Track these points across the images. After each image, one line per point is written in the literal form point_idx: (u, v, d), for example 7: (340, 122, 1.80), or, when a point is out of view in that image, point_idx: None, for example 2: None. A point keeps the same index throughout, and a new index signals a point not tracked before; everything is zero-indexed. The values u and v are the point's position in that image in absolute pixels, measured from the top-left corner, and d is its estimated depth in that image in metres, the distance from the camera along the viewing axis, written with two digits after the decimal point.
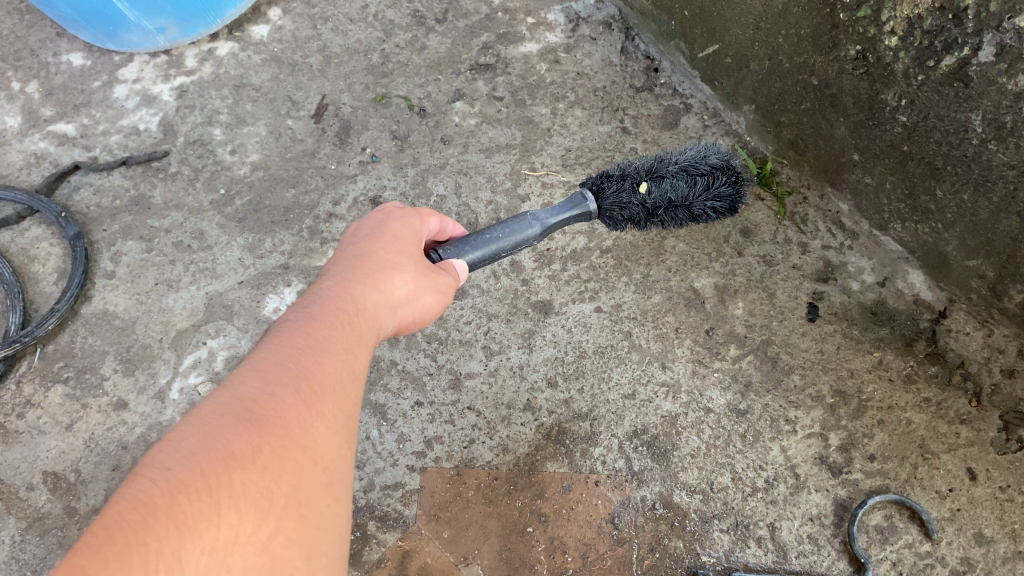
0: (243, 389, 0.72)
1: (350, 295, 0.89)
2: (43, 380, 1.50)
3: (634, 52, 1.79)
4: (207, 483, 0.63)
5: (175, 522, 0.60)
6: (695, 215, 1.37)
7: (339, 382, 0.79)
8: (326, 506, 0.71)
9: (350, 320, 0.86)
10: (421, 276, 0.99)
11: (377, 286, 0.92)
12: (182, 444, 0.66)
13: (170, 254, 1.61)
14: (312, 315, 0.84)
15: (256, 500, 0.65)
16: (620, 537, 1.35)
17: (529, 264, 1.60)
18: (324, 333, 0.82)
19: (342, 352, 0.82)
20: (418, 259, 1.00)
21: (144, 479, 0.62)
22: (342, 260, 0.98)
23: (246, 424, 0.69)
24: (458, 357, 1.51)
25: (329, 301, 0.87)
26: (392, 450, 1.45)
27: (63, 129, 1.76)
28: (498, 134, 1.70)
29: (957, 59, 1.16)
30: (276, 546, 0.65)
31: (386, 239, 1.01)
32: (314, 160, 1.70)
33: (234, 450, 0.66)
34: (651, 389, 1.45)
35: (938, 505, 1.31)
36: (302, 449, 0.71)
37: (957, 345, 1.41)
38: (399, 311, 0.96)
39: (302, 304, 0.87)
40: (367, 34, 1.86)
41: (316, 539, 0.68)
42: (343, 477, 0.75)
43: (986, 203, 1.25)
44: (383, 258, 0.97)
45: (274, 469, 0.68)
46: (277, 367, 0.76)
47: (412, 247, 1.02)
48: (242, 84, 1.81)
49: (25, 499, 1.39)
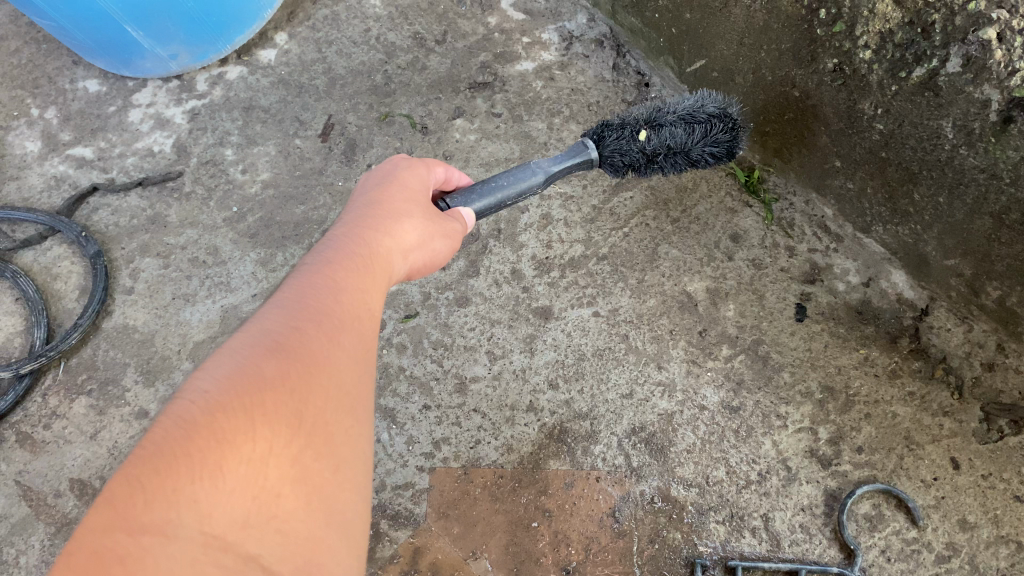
0: (270, 323, 0.80)
1: (363, 240, 0.97)
2: (68, 392, 1.58)
3: (625, 68, 1.86)
4: (243, 403, 0.70)
5: (216, 436, 0.67)
6: (689, 156, 1.45)
7: (357, 317, 0.88)
8: (351, 426, 0.79)
9: (364, 263, 0.94)
10: (427, 224, 1.07)
11: (388, 233, 1.01)
12: (219, 369, 0.73)
13: (186, 269, 1.69)
14: (329, 260, 0.92)
15: (288, 416, 0.73)
16: (621, 530, 1.42)
17: (529, 271, 1.67)
18: (339, 275, 0.90)
19: (358, 291, 0.90)
20: (424, 211, 1.08)
21: (186, 400, 0.70)
22: (354, 212, 1.06)
23: (275, 352, 0.76)
24: (463, 362, 1.59)
25: (344, 247, 0.95)
26: (402, 452, 1.52)
27: (81, 153, 1.84)
28: (498, 149, 1.78)
29: (927, 70, 1.23)
30: (308, 459, 0.72)
31: (394, 190, 1.09)
32: (322, 177, 1.77)
33: (266, 374, 0.74)
34: (647, 388, 1.52)
35: (924, 493, 1.37)
36: (327, 374, 0.79)
37: (939, 341, 1.48)
38: (410, 257, 1.04)
39: (319, 249, 0.95)
40: (370, 56, 1.94)
41: (343, 455, 0.76)
42: (365, 401, 0.83)
43: (960, 205, 1.32)
44: (391, 209, 1.05)
45: (303, 391, 0.75)
46: (299, 304, 0.84)
47: (418, 198, 1.10)
48: (251, 107, 1.89)
49: (53, 505, 1.46)
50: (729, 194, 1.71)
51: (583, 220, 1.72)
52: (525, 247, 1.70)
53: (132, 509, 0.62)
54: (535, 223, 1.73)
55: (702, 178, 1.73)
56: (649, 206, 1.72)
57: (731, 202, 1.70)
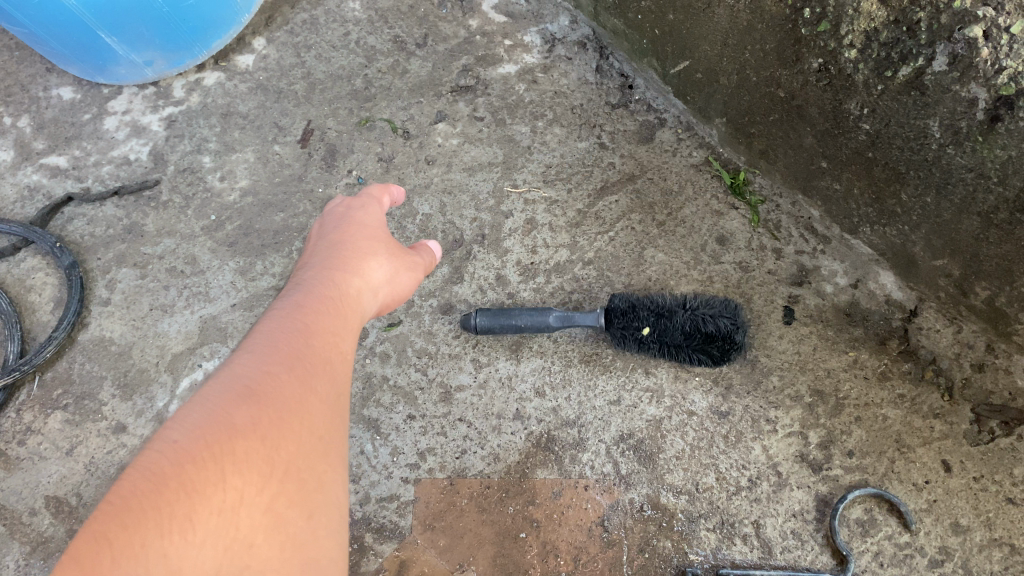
0: (241, 370, 0.83)
1: (334, 279, 1.01)
2: (42, 407, 1.54)
3: (609, 69, 1.84)
4: (212, 454, 0.72)
5: (185, 488, 0.69)
6: (697, 326, 1.40)
7: (328, 360, 0.90)
8: (325, 470, 0.81)
9: (336, 301, 0.98)
10: (392, 261, 1.10)
11: (358, 269, 1.05)
12: (189, 420, 0.76)
13: (164, 279, 1.66)
14: (301, 301, 0.96)
15: (259, 464, 0.75)
16: (610, 539, 1.40)
17: (514, 278, 1.62)
18: (310, 317, 0.93)
19: (328, 332, 0.93)
20: (391, 244, 1.12)
21: (156, 453, 0.72)
22: (323, 247, 1.09)
23: (245, 399, 0.79)
24: (448, 370, 1.55)
25: (313, 290, 0.98)
26: (387, 463, 1.48)
27: (55, 161, 1.80)
28: (481, 153, 1.76)
29: (913, 69, 1.21)
30: (279, 507, 0.74)
31: (360, 224, 1.13)
32: (301, 184, 1.74)
33: (236, 422, 0.76)
34: (635, 394, 1.49)
35: (916, 497, 1.36)
36: (298, 418, 0.81)
37: (929, 342, 1.45)
38: (380, 293, 1.07)
39: (291, 292, 0.99)
40: (350, 60, 1.91)
41: (316, 500, 0.78)
42: (337, 444, 0.86)
43: (948, 205, 1.31)
44: (360, 245, 1.09)
45: (274, 438, 0.78)
46: (269, 348, 0.87)
47: (378, 233, 1.14)
48: (229, 113, 1.85)
49: (29, 524, 1.43)
50: (714, 196, 1.66)
51: (568, 224, 1.67)
52: (509, 253, 1.65)
53: (101, 566, 0.63)
54: (519, 228, 1.67)
55: (688, 180, 1.68)
56: (635, 209, 1.66)
57: (717, 205, 1.65)
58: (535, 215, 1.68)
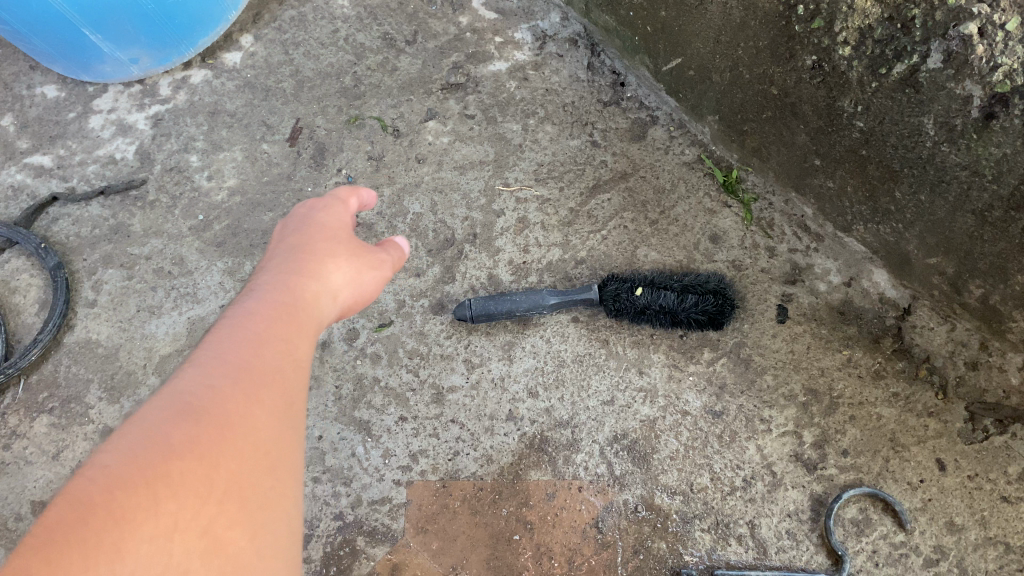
0: (181, 387, 0.76)
1: (289, 284, 0.93)
2: (28, 411, 1.52)
3: (600, 67, 1.83)
4: (141, 483, 0.66)
5: (106, 522, 0.63)
6: (681, 305, 1.47)
7: (279, 371, 0.83)
8: (273, 494, 0.74)
9: (291, 308, 0.90)
10: (353, 260, 1.00)
11: (317, 271, 0.96)
12: (118, 446, 0.69)
13: (151, 280, 1.63)
14: (252, 309, 0.88)
15: (194, 492, 0.68)
16: (604, 540, 1.39)
17: (506, 278, 1.60)
18: (261, 325, 0.86)
19: (280, 340, 0.86)
20: (355, 241, 1.03)
21: (79, 483, 0.66)
22: (282, 248, 1.01)
23: (183, 419, 0.72)
24: (440, 371, 1.53)
25: (265, 296, 0.91)
26: (379, 466, 1.46)
27: (39, 161, 1.78)
28: (471, 151, 1.74)
29: (907, 66, 1.20)
30: (218, 539, 0.67)
31: (322, 220, 1.05)
32: (290, 183, 1.72)
33: (168, 445, 0.69)
34: (629, 394, 1.48)
35: (910, 496, 1.35)
36: (242, 437, 0.74)
37: (922, 341, 1.45)
38: (344, 294, 0.98)
39: (243, 300, 0.91)
40: (339, 57, 1.89)
41: (260, 529, 0.70)
42: (290, 462, 0.78)
43: (942, 203, 1.30)
44: (320, 243, 1.00)
45: (212, 460, 0.70)
46: (213, 364, 0.80)
47: (339, 234, 1.04)
48: (217, 111, 1.83)
49: (14, 529, 1.41)
50: (707, 194, 1.65)
51: (560, 223, 1.65)
52: (501, 252, 1.63)
53: None
54: (511, 227, 1.65)
55: (680, 178, 1.67)
56: (627, 207, 1.65)
57: (710, 203, 1.64)
58: (527, 213, 1.66)
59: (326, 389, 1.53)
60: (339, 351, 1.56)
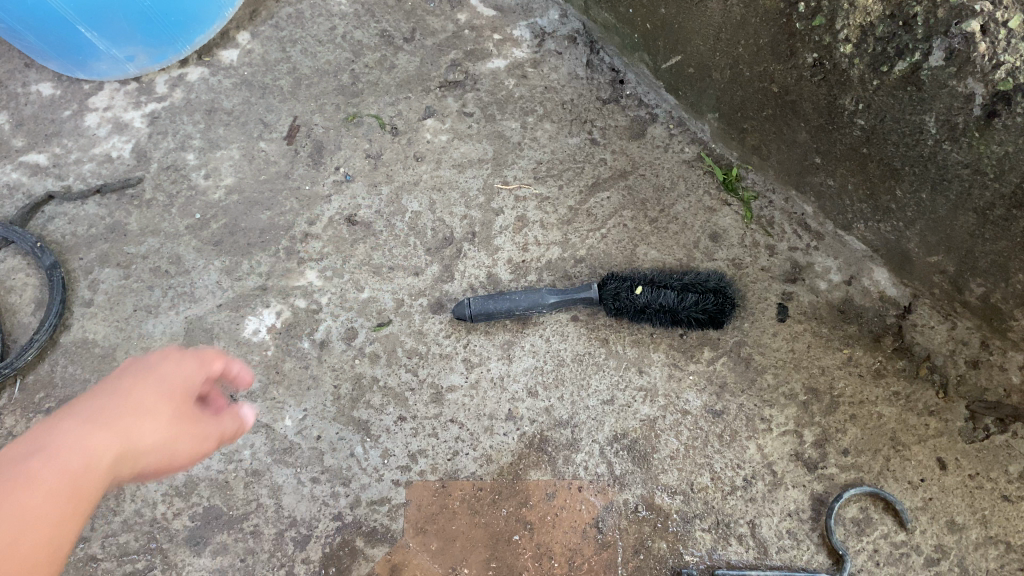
0: None
1: (90, 453, 0.82)
2: (24, 411, 1.51)
3: (599, 64, 1.82)
4: None
5: None
6: (681, 303, 1.46)
7: (26, 566, 0.72)
8: None
9: (77, 486, 0.79)
10: (174, 430, 0.92)
11: (131, 440, 0.86)
12: None
13: (148, 280, 1.62)
14: (33, 473, 0.77)
15: None
16: (604, 540, 1.39)
17: (505, 276, 1.59)
18: (36, 502, 0.75)
19: (48, 522, 0.75)
20: (181, 410, 0.94)
21: None
22: (96, 395, 0.90)
23: None
24: (439, 371, 1.52)
25: (59, 458, 0.79)
26: (377, 466, 1.45)
27: (35, 159, 1.77)
28: (470, 150, 1.74)
29: (909, 64, 1.20)
30: None
31: (160, 377, 0.95)
32: (288, 181, 1.71)
33: None
34: (629, 394, 1.48)
35: (911, 495, 1.35)
36: None
37: (923, 339, 1.44)
38: (141, 470, 0.89)
39: (24, 448, 0.79)
40: (337, 55, 1.88)
41: None
42: None
43: (943, 201, 1.30)
44: (145, 404, 0.90)
45: None
46: None
47: (180, 385, 0.95)
48: (213, 109, 1.81)
49: None
50: (707, 192, 1.64)
51: (559, 221, 1.64)
52: (500, 251, 1.62)
53: None
54: (510, 226, 1.64)
55: (680, 176, 1.66)
56: (626, 206, 1.64)
57: (710, 201, 1.63)
58: (526, 212, 1.65)
59: (324, 388, 1.51)
60: (338, 351, 1.54)
